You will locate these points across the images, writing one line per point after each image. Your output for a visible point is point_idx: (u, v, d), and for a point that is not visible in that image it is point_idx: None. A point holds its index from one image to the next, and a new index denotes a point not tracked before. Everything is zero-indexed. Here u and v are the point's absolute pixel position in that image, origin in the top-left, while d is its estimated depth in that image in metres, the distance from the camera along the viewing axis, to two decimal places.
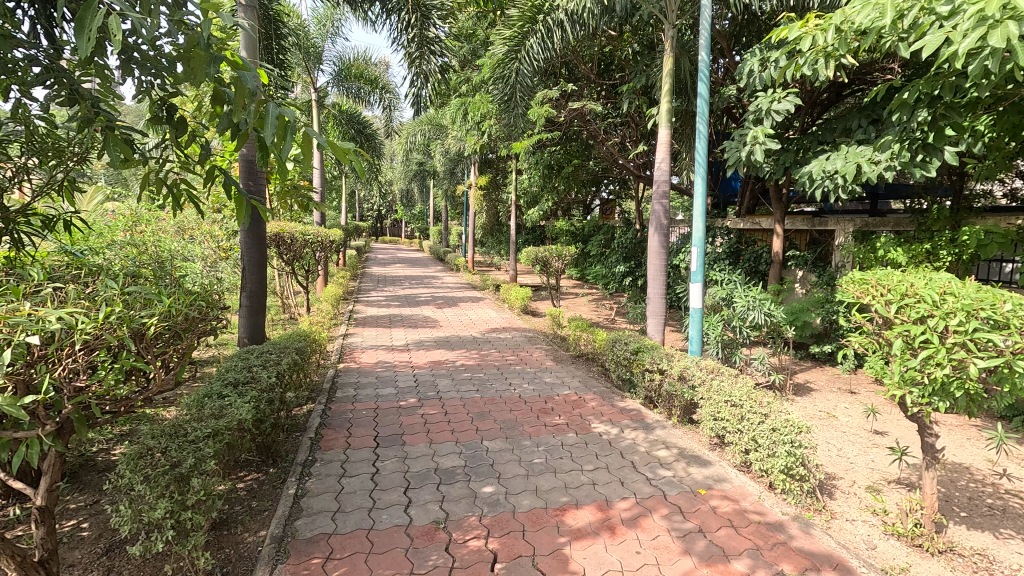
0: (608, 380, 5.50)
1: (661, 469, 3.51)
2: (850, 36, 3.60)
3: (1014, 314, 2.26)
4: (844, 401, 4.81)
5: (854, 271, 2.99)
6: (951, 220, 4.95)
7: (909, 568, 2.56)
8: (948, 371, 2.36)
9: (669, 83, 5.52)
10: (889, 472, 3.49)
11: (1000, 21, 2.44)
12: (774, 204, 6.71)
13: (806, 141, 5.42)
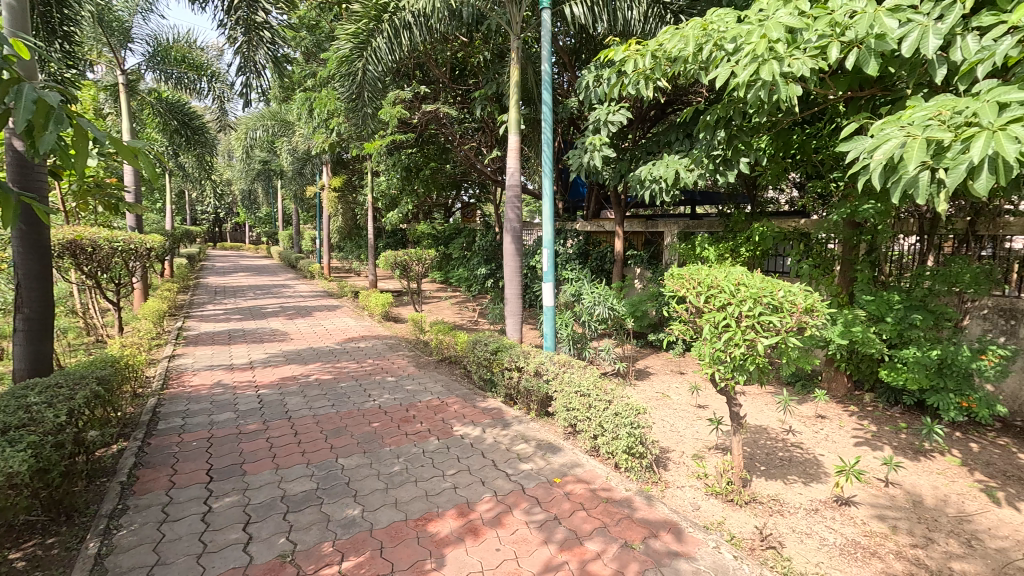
0: (471, 381, 5.56)
1: (521, 463, 3.63)
2: (663, 61, 4.11)
3: (786, 299, 2.75)
4: (675, 382, 5.47)
5: (673, 267, 3.39)
6: (747, 223, 5.90)
7: (725, 520, 2.99)
8: (744, 349, 2.81)
9: (516, 92, 5.75)
10: (709, 440, 4.05)
11: (767, 60, 3.05)
12: (615, 208, 7.39)
13: (637, 152, 6.08)
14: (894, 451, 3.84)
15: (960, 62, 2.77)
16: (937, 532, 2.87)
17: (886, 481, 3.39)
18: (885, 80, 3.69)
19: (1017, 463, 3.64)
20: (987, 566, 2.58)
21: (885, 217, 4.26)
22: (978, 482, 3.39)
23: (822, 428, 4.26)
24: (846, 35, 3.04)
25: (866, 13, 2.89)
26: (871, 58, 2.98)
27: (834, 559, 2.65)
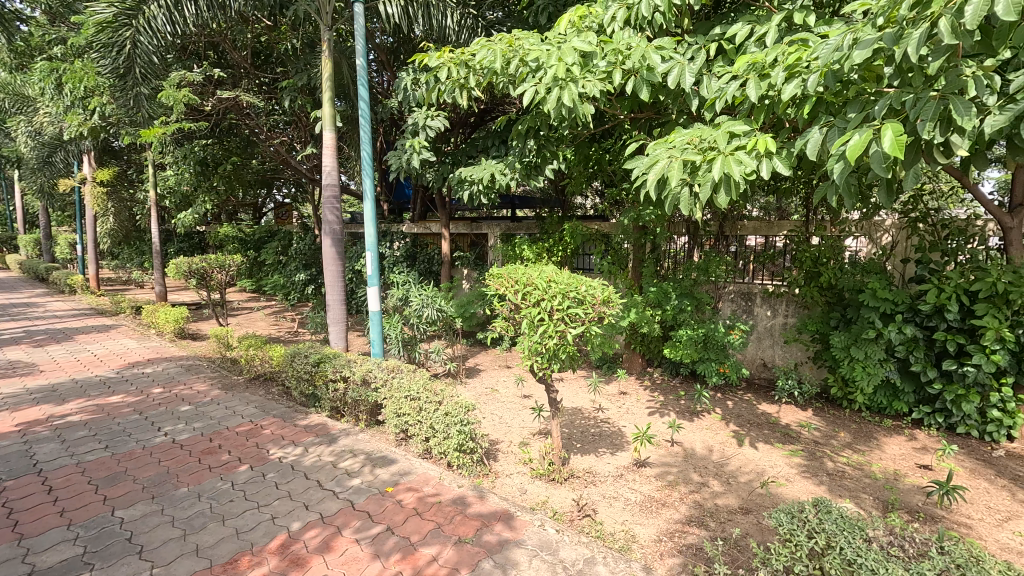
0: (290, 399, 5.08)
1: (349, 479, 3.44)
2: (476, 71, 4.29)
3: (587, 292, 3.11)
4: (503, 376, 5.76)
5: (493, 267, 3.57)
6: (558, 225, 6.50)
7: (548, 499, 3.25)
8: (556, 339, 3.09)
9: (330, 86, 5.42)
10: (533, 427, 4.36)
11: (566, 80, 3.39)
12: (440, 210, 7.47)
13: (457, 155, 6.24)
14: (677, 415, 4.61)
15: (705, 97, 3.45)
16: (706, 476, 3.53)
17: (671, 441, 4.05)
18: (657, 106, 4.41)
19: (756, 412, 4.68)
20: (739, 496, 3.27)
21: (662, 220, 5.09)
22: (732, 431, 4.27)
23: (624, 403, 4.90)
24: (626, 65, 3.56)
25: (640, 49, 3.43)
26: (644, 86, 3.52)
27: (635, 515, 3.08)
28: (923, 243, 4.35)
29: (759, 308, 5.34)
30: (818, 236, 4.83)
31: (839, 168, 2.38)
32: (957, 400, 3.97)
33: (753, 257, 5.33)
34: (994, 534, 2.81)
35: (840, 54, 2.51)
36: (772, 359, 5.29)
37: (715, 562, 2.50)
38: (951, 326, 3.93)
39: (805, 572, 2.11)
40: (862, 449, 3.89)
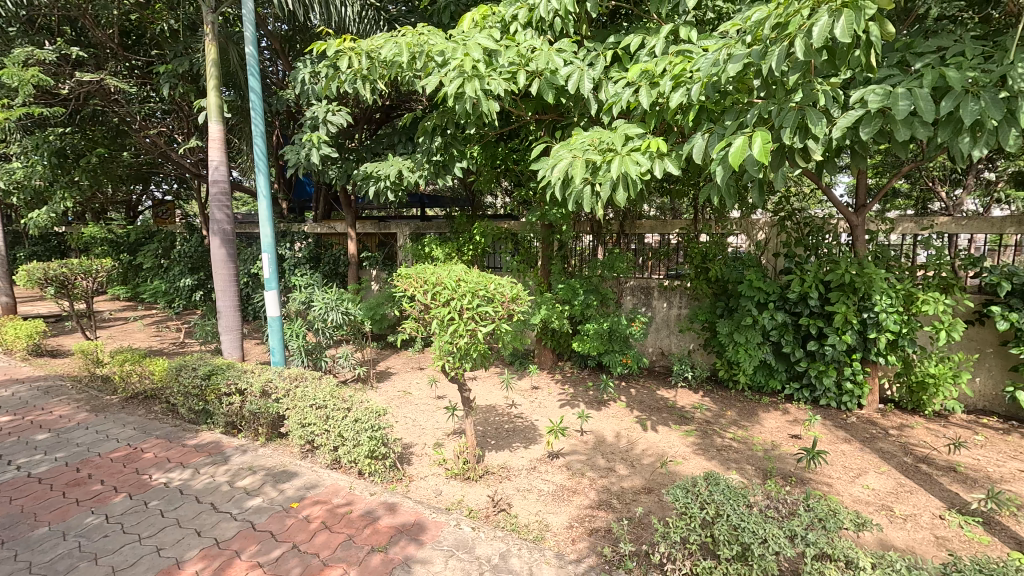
0: (177, 416, 4.60)
1: (247, 499, 3.19)
2: (379, 65, 4.17)
3: (496, 290, 3.15)
4: (416, 378, 5.65)
5: (402, 267, 3.49)
6: (468, 223, 6.49)
7: (463, 498, 3.25)
8: (467, 338, 3.09)
9: (216, 73, 4.97)
10: (447, 427, 4.33)
11: (471, 79, 3.40)
12: (344, 209, 7.15)
13: (362, 152, 6.03)
14: (585, 406, 4.81)
15: (603, 101, 3.62)
16: (612, 461, 3.73)
17: (580, 431, 4.22)
18: (560, 109, 4.56)
19: (656, 397, 5.02)
20: (642, 477, 3.49)
21: (567, 219, 5.29)
22: (635, 417, 4.55)
23: (536, 397, 5.03)
24: (529, 67, 3.63)
25: (543, 52, 3.52)
26: (547, 88, 3.62)
27: (548, 505, 3.18)
28: (790, 240, 4.89)
29: (657, 300, 5.73)
30: (706, 234, 5.27)
31: (720, 170, 2.63)
32: (819, 375, 4.55)
33: (652, 253, 5.69)
34: (849, 489, 3.26)
35: (717, 67, 2.78)
36: (669, 347, 5.70)
37: (621, 541, 2.66)
38: (813, 311, 4.49)
39: (698, 540, 2.31)
40: (745, 424, 4.32)
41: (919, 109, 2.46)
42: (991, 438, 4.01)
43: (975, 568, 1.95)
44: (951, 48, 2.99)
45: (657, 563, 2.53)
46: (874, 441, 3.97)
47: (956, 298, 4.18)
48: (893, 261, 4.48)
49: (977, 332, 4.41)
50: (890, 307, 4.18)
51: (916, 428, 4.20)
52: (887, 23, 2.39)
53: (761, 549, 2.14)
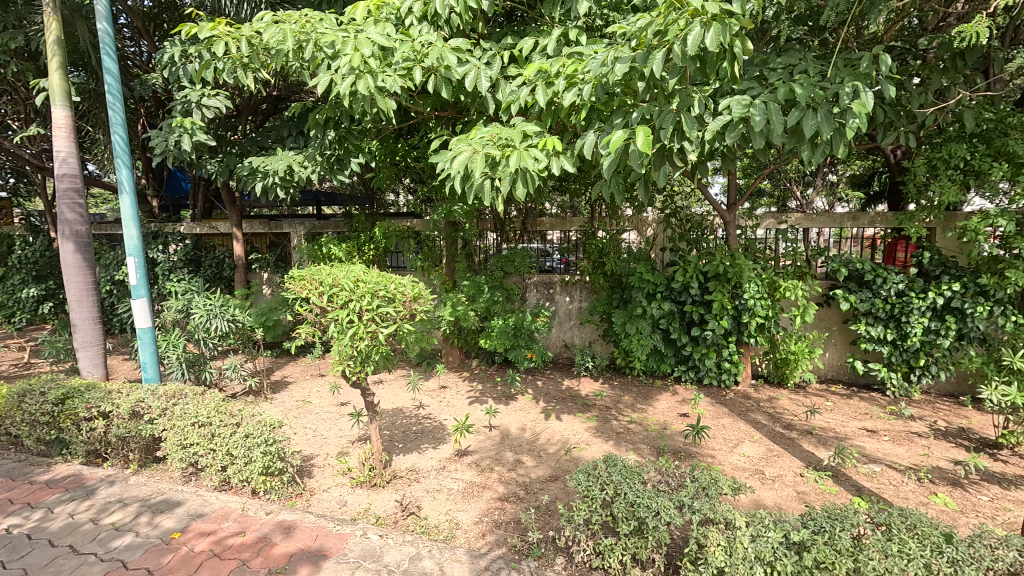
0: (21, 450, 3.94)
1: (116, 536, 2.82)
2: (262, 51, 3.86)
3: (397, 290, 3.07)
4: (316, 386, 5.35)
5: (293, 268, 3.28)
6: (367, 222, 6.26)
7: (370, 506, 3.14)
8: (368, 341, 2.99)
9: (59, 50, 4.30)
10: (351, 434, 4.15)
11: (365, 69, 3.27)
12: (228, 207, 6.56)
13: (246, 145, 5.56)
14: (493, 401, 4.86)
15: (501, 99, 3.67)
16: (520, 453, 3.81)
17: (489, 426, 4.26)
18: (458, 106, 4.55)
19: (561, 388, 5.21)
20: (549, 466, 3.61)
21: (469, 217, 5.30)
22: (541, 408, 4.69)
23: (444, 397, 4.99)
24: (425, 63, 3.57)
25: (438, 48, 3.49)
26: (444, 84, 3.59)
27: (458, 503, 3.18)
28: (674, 236, 5.31)
29: (559, 295, 5.95)
30: (602, 230, 5.56)
31: (609, 167, 2.79)
32: (702, 357, 5.01)
33: (554, 250, 5.88)
34: (729, 458, 3.63)
35: (605, 70, 2.94)
36: (571, 339, 5.95)
37: (529, 530, 2.73)
38: (696, 299, 4.94)
39: (599, 520, 2.44)
40: (641, 407, 4.63)
41: (773, 119, 2.80)
42: (837, 402, 4.67)
43: (824, 514, 2.28)
44: (797, 67, 3.43)
45: (563, 546, 2.64)
46: (748, 413, 4.45)
47: (808, 284, 4.81)
48: (759, 251, 5.05)
49: (825, 312, 5.12)
50: (757, 293, 4.70)
51: (781, 398, 4.78)
52: (746, 40, 2.68)
53: (654, 521, 2.32)
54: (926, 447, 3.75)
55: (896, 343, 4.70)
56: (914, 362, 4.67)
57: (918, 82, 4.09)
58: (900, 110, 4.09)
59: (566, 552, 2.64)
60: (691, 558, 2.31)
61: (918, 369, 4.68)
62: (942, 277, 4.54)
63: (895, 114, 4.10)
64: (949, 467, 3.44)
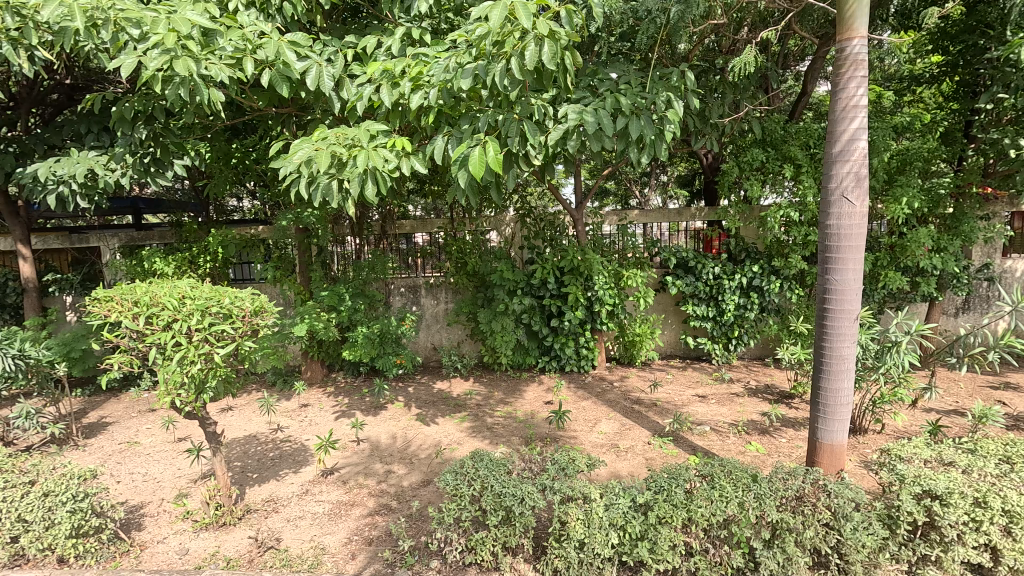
0: None
1: None
2: (41, 26, 3.21)
3: (234, 305, 2.78)
4: (145, 422, 4.61)
5: (98, 288, 2.78)
6: (201, 231, 5.55)
7: (218, 549, 2.81)
8: (201, 365, 2.65)
9: None
10: (193, 472, 3.66)
11: (180, 56, 2.87)
12: (8, 219, 5.33)
13: (28, 142, 4.57)
14: (361, 414, 4.64)
15: (346, 97, 3.50)
16: (390, 463, 3.70)
17: (356, 441, 4.07)
18: (300, 103, 4.25)
19: (432, 391, 5.16)
20: (421, 471, 3.56)
21: (322, 222, 4.99)
22: (412, 414, 4.60)
23: (305, 416, 4.63)
24: (258, 54, 3.25)
25: (271, 39, 3.22)
26: (281, 80, 3.32)
27: (323, 526, 2.98)
28: (531, 234, 5.58)
29: (424, 298, 5.89)
30: (464, 231, 5.63)
31: (462, 175, 2.81)
32: (562, 346, 5.35)
33: (420, 252, 5.79)
34: (589, 437, 3.92)
35: (450, 74, 2.99)
36: (440, 341, 5.93)
37: (400, 539, 2.67)
38: (553, 293, 5.25)
39: (469, 516, 2.47)
40: (509, 400, 4.79)
41: (604, 126, 3.09)
42: (676, 375, 5.31)
43: (663, 475, 2.58)
44: (622, 80, 3.82)
45: (436, 548, 2.63)
46: (605, 393, 4.86)
47: (646, 273, 5.39)
48: (606, 245, 5.53)
49: (662, 297, 5.78)
50: (606, 284, 5.15)
51: (632, 377, 5.29)
52: (576, 54, 2.93)
53: (520, 507, 2.43)
54: (742, 404, 4.44)
55: (717, 318, 5.48)
56: (731, 333, 5.50)
57: (718, 96, 4.81)
58: (706, 119, 4.77)
59: (439, 554, 2.63)
60: (555, 536, 2.45)
61: (734, 340, 5.53)
62: (747, 261, 5.40)
63: (703, 123, 4.77)
64: (758, 419, 4.13)
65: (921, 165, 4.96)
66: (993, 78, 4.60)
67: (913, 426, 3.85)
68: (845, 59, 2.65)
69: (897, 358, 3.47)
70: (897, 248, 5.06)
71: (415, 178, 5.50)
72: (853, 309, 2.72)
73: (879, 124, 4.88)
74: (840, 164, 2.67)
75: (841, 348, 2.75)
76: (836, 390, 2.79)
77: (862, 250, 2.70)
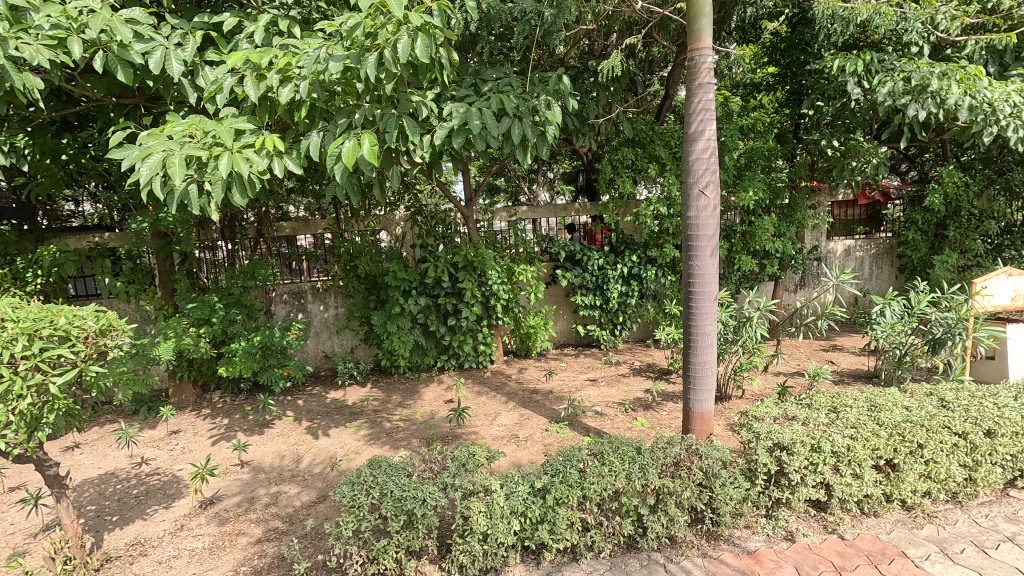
0: None
1: None
2: None
3: (71, 325, 2.39)
4: None
5: None
6: (27, 242, 4.53)
7: None
8: (32, 399, 2.25)
9: None
10: (32, 525, 3.10)
11: None
12: None
13: None
14: (244, 434, 4.26)
15: (204, 87, 3.18)
16: (282, 483, 3.45)
17: (240, 464, 3.73)
18: (148, 92, 3.76)
19: (325, 401, 4.87)
20: (316, 488, 3.36)
21: (186, 226, 4.49)
22: (303, 428, 4.31)
23: (177, 443, 4.14)
24: (86, 35, 2.82)
25: (103, 18, 2.80)
26: (120, 66, 2.92)
27: (203, 563, 2.70)
28: (422, 232, 5.51)
29: (311, 304, 5.55)
30: (351, 232, 5.40)
31: (337, 170, 2.70)
32: (460, 344, 5.35)
33: (305, 256, 5.47)
34: (489, 431, 3.98)
35: (320, 66, 2.83)
36: (332, 348, 5.63)
37: (295, 562, 2.51)
38: (448, 291, 5.23)
39: (369, 526, 2.39)
40: (408, 403, 4.69)
41: (485, 124, 3.14)
42: (569, 363, 5.58)
43: (559, 458, 2.70)
44: (503, 80, 3.91)
45: (336, 565, 2.51)
46: (504, 387, 4.95)
47: (537, 267, 5.58)
48: (497, 241, 5.62)
49: (553, 289, 6.03)
50: (499, 280, 5.23)
51: (528, 368, 5.46)
52: (452, 51, 2.93)
53: (422, 509, 2.40)
54: (628, 384, 4.79)
55: (604, 306, 5.84)
56: (616, 319, 5.89)
57: (593, 98, 5.12)
58: (584, 119, 5.05)
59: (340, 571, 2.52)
60: (459, 533, 2.46)
61: (619, 325, 5.92)
62: (626, 252, 5.83)
63: (581, 122, 5.05)
64: (642, 396, 4.48)
65: (762, 162, 5.71)
66: (812, 88, 5.43)
67: (766, 389, 4.43)
68: (696, 67, 2.96)
69: (749, 330, 3.99)
70: (748, 235, 5.78)
71: (294, 178, 5.15)
72: (712, 291, 3.06)
73: (728, 126, 5.53)
74: (696, 161, 2.98)
75: (705, 326, 3.09)
76: (703, 364, 3.12)
77: (716, 238, 3.04)
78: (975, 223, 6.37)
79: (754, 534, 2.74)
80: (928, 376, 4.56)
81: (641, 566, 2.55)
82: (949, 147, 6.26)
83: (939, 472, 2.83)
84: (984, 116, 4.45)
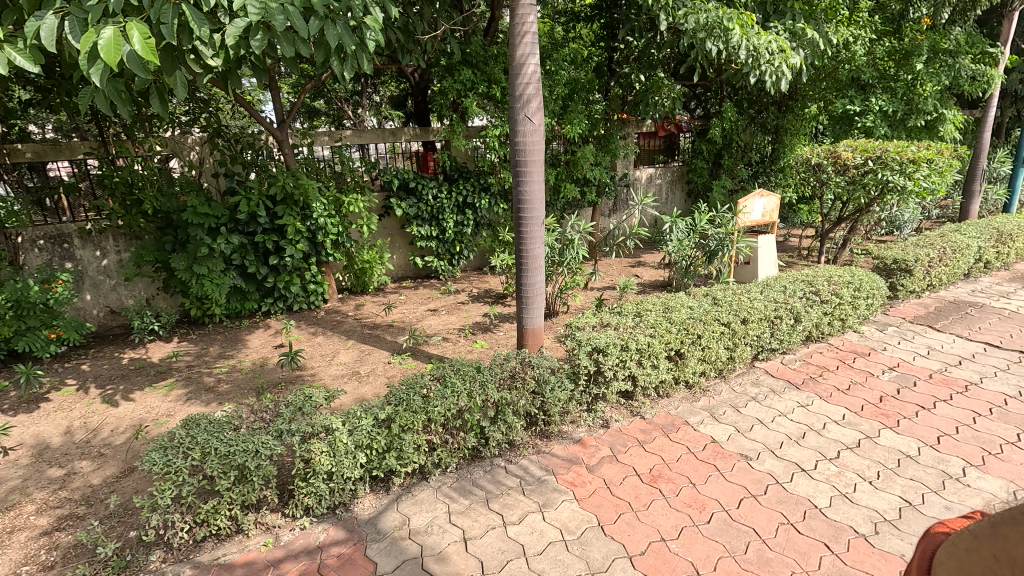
0: None
1: None
2: None
3: None
4: None
5: None
6: None
7: None
8: None
9: None
10: None
11: None
12: None
13: None
14: (4, 415, 3.40)
15: None
16: (71, 463, 2.90)
17: (3, 451, 3.00)
18: None
19: (118, 363, 4.11)
20: (118, 461, 2.89)
21: None
22: (94, 396, 3.62)
23: None
24: None
25: None
26: None
27: None
28: (225, 158, 4.74)
29: (81, 250, 4.49)
30: (127, 158, 4.40)
31: (92, 71, 2.08)
32: (287, 285, 4.89)
33: (62, 189, 4.40)
34: (327, 371, 3.82)
35: None
36: (119, 302, 4.70)
37: (98, 546, 2.17)
38: (266, 227, 4.64)
39: (192, 489, 2.16)
40: (229, 353, 4.21)
41: (296, 26, 2.67)
42: (409, 295, 5.53)
43: (402, 388, 2.71)
44: None
45: (156, 538, 2.25)
46: (340, 325, 4.74)
47: (368, 197, 5.23)
48: (322, 170, 5.08)
49: (386, 222, 5.80)
50: (326, 213, 4.79)
51: (366, 304, 5.26)
52: None
53: (255, 461, 2.23)
54: (467, 310, 4.96)
55: (440, 237, 5.82)
56: (453, 250, 5.93)
57: (417, 11, 4.75)
58: (410, 35, 4.70)
59: (162, 542, 2.27)
60: (301, 476, 2.38)
61: (456, 255, 5.98)
62: (460, 180, 5.82)
63: (407, 38, 4.70)
64: (480, 321, 4.70)
65: (582, 94, 6.04)
66: (625, 22, 5.81)
67: (586, 304, 4.99)
68: None
69: (572, 252, 4.41)
70: (571, 163, 6.21)
71: (29, 85, 4.07)
72: (540, 215, 3.22)
73: (553, 54, 5.66)
74: (520, 86, 3.00)
75: (534, 248, 3.28)
76: (534, 283, 3.34)
77: (542, 164, 3.17)
78: (741, 153, 7.74)
79: (578, 427, 3.18)
80: (706, 281, 5.57)
81: (484, 472, 2.78)
82: (725, 89, 7.34)
83: (710, 354, 3.56)
84: (753, 60, 5.21)
